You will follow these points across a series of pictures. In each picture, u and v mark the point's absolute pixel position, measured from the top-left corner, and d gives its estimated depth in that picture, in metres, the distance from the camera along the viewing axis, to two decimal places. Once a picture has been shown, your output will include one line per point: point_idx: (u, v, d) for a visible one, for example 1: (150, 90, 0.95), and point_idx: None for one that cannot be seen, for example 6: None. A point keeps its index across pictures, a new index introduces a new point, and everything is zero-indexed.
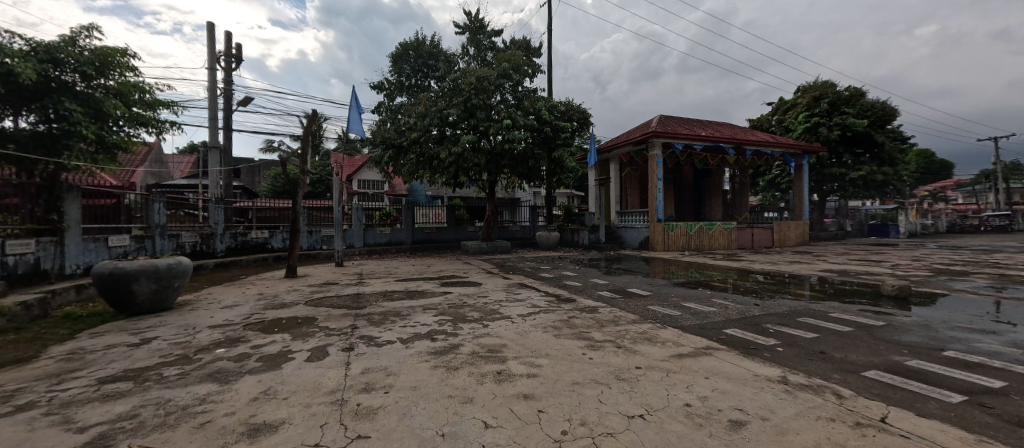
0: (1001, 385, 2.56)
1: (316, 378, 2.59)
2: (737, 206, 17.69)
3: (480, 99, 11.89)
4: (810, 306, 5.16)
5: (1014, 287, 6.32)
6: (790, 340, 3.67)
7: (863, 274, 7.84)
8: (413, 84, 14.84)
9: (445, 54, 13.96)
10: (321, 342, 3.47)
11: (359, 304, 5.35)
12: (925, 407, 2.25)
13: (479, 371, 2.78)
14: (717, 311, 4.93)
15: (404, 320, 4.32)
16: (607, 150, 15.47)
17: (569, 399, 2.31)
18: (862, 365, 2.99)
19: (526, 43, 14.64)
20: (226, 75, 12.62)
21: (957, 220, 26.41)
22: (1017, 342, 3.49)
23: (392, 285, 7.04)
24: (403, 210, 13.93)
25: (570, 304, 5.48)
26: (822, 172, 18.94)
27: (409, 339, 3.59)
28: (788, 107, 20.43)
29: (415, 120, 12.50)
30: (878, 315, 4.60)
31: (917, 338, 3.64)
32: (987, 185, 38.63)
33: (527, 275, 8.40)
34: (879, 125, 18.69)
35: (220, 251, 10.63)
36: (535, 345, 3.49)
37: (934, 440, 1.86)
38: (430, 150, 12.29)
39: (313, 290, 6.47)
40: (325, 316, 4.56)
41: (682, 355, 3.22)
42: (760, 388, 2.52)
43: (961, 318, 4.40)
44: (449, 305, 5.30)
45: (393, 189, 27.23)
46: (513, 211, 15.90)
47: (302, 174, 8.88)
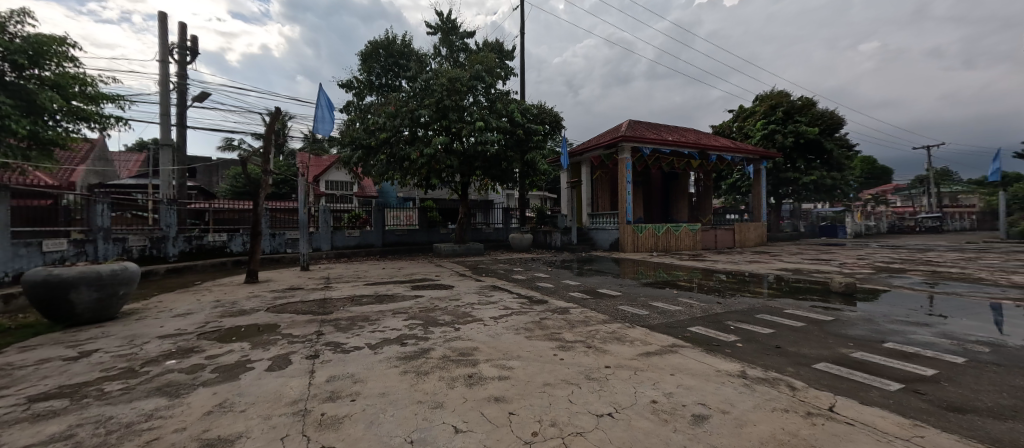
0: (933, 373, 2.80)
1: (278, 388, 2.47)
2: (701, 209, 18.44)
3: (453, 100, 11.80)
4: (767, 303, 5.45)
5: (944, 282, 6.94)
6: (749, 336, 3.86)
7: (815, 272, 8.37)
8: (383, 84, 14.54)
9: (416, 53, 13.75)
10: (283, 350, 3.32)
11: (325, 309, 5.16)
12: (868, 396, 2.43)
13: (450, 375, 2.75)
14: (683, 309, 5.11)
15: (373, 325, 4.21)
16: (579, 153, 15.70)
17: (540, 400, 2.33)
18: (814, 358, 3.18)
19: (499, 45, 14.65)
20: (181, 69, 11.89)
21: (896, 221, 28.67)
22: (947, 333, 3.83)
23: (361, 289, 6.85)
24: (373, 212, 13.59)
25: (542, 305, 5.52)
26: (779, 177, 20.07)
27: (378, 345, 3.50)
28: (747, 115, 21.55)
29: (385, 120, 12.23)
30: (827, 311, 4.91)
31: (861, 331, 3.92)
32: (921, 189, 42.22)
33: (500, 277, 8.38)
34: (828, 133, 20.06)
35: (173, 256, 9.97)
36: (506, 347, 3.49)
37: (876, 425, 2.00)
38: (401, 151, 12.08)
39: (276, 296, 6.18)
40: (288, 323, 4.37)
41: (649, 353, 3.31)
42: (720, 383, 2.64)
43: (899, 312, 4.79)
44: (420, 308, 5.21)
45: (363, 190, 26.54)
46: (486, 213, 15.89)
47: (265, 174, 8.47)
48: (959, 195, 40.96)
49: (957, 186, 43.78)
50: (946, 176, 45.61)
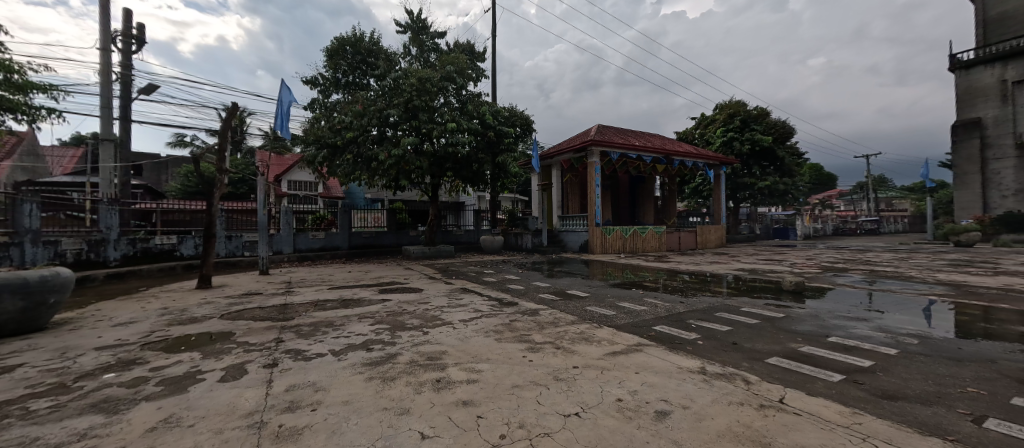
0: (870, 364, 3.05)
1: (231, 400, 2.33)
2: (666, 212, 19.16)
3: (423, 101, 11.62)
4: (727, 302, 5.72)
5: (881, 281, 7.56)
6: (708, 334, 4.04)
7: (768, 272, 8.90)
8: (350, 82, 14.11)
9: (385, 52, 13.42)
10: (237, 360, 3.13)
11: (286, 315, 4.92)
12: (814, 387, 2.60)
13: (418, 380, 2.69)
14: (648, 309, 5.28)
15: (337, 331, 4.06)
16: (550, 156, 15.86)
17: (508, 403, 2.33)
18: (766, 353, 3.37)
19: (470, 47, 14.59)
20: (124, 59, 11.03)
21: (840, 224, 30.97)
22: (883, 327, 4.17)
23: (325, 294, 6.59)
24: (339, 214, 13.16)
25: (512, 307, 5.53)
26: (737, 182, 21.19)
27: (342, 351, 3.38)
28: (708, 122, 22.64)
29: (352, 119, 11.89)
30: (779, 308, 5.22)
31: (808, 327, 4.21)
32: (861, 194, 45.92)
33: (470, 280, 8.32)
34: (781, 141, 21.38)
35: (114, 260, 9.23)
36: (476, 350, 3.46)
37: (821, 415, 2.14)
38: (369, 151, 11.80)
39: (231, 302, 5.83)
40: (245, 330, 4.14)
41: (615, 352, 3.39)
42: (682, 379, 2.74)
43: (842, 308, 5.17)
44: (387, 312, 5.08)
45: (329, 191, 25.54)
46: (457, 215, 15.76)
47: (220, 173, 8.00)
48: (893, 201, 44.74)
49: (891, 192, 47.87)
50: (882, 183, 49.82)
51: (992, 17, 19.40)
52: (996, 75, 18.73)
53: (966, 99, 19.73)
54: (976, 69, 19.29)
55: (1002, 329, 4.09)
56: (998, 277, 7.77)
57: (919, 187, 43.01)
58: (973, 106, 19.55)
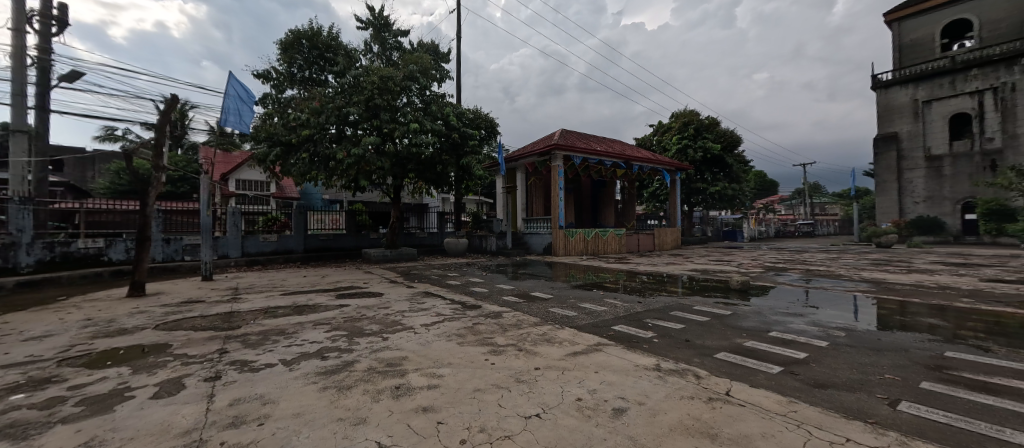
0: (804, 355, 3.32)
1: (167, 417, 2.15)
2: (626, 215, 19.89)
3: (385, 100, 11.33)
4: (681, 301, 6.00)
5: (816, 279, 8.26)
6: (664, 332, 4.22)
7: (718, 272, 9.49)
8: (307, 77, 13.38)
9: (345, 47, 12.89)
10: (174, 374, 2.88)
11: (231, 324, 4.60)
12: (757, 379, 2.79)
13: (376, 387, 2.61)
14: (608, 310, 5.44)
15: (289, 339, 3.85)
16: (514, 159, 15.92)
17: (469, 407, 2.31)
18: (715, 348, 3.58)
19: (435, 47, 14.35)
20: (42, 42, 9.88)
21: (781, 227, 33.55)
22: (816, 321, 4.56)
23: (276, 300, 6.21)
24: (293, 215, 12.51)
25: (475, 310, 5.50)
26: (691, 186, 22.37)
27: (294, 360, 3.21)
28: (665, 130, 23.82)
29: (308, 116, 11.34)
30: (727, 306, 5.57)
31: (752, 323, 4.52)
32: (800, 199, 50.19)
33: (433, 283, 8.17)
34: (729, 150, 22.77)
35: (27, 266, 8.26)
36: (437, 354, 3.41)
37: (762, 405, 2.30)
38: (327, 150, 11.35)
39: (169, 311, 5.36)
40: (184, 341, 3.83)
41: (576, 353, 3.47)
42: (639, 376, 2.84)
43: (781, 305, 5.59)
44: (344, 318, 4.88)
45: (282, 191, 24.15)
46: (420, 217, 15.47)
47: (156, 171, 7.36)
48: (826, 205, 49.18)
49: (824, 198, 52.47)
50: (816, 190, 54.39)
51: (907, 43, 21.83)
52: (910, 95, 21.09)
53: (885, 115, 22.06)
54: (894, 89, 21.61)
55: (914, 321, 4.60)
56: (911, 274, 8.71)
57: (848, 195, 47.50)
58: (890, 122, 21.89)
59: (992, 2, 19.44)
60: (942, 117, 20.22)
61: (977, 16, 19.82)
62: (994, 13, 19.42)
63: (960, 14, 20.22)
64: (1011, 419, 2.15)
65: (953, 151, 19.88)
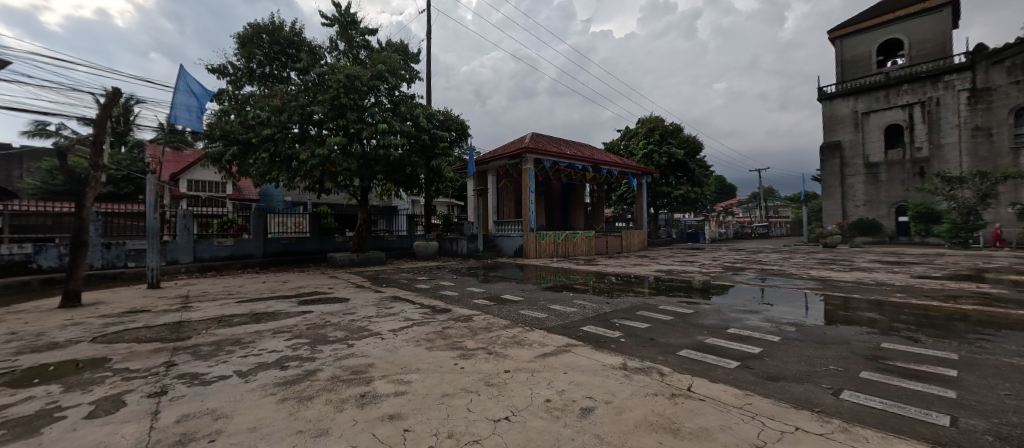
0: (758, 350, 3.51)
1: (102, 439, 1.97)
2: (595, 217, 20.31)
3: (351, 99, 11.02)
4: (647, 301, 6.19)
5: (770, 277, 8.78)
6: (630, 331, 4.33)
7: (681, 272, 9.89)
8: (268, 73, 12.76)
9: (308, 44, 12.41)
10: (113, 391, 2.66)
11: (181, 334, 4.29)
12: (716, 374, 2.93)
13: (340, 397, 2.52)
14: (577, 311, 5.53)
15: (246, 349, 3.65)
16: (485, 162, 15.89)
17: (437, 413, 2.27)
18: (679, 346, 3.71)
19: (404, 47, 14.10)
20: None
21: (739, 229, 35.42)
22: (770, 318, 4.83)
23: (232, 308, 5.86)
24: (251, 218, 11.86)
25: (445, 314, 5.42)
26: (656, 190, 23.20)
27: (250, 371, 3.04)
28: (632, 135, 24.61)
29: (268, 114, 10.82)
30: (690, 305, 5.81)
31: (712, 321, 4.73)
32: (755, 203, 53.39)
33: (402, 287, 8.01)
34: (691, 155, 23.81)
35: None
36: (405, 360, 3.33)
37: (720, 399, 2.41)
38: (289, 150, 10.88)
39: (108, 322, 4.94)
40: (127, 354, 3.54)
41: (546, 354, 3.49)
42: (606, 376, 2.90)
43: (740, 303, 5.89)
44: (306, 326, 4.67)
45: (240, 192, 22.90)
46: (389, 220, 15.10)
47: (95, 170, 6.78)
48: (778, 208, 52.49)
49: (777, 202, 55.84)
50: (770, 194, 57.78)
51: (848, 58, 23.67)
52: (850, 106, 22.90)
53: (829, 125, 23.81)
54: (837, 100, 23.37)
55: (856, 315, 4.96)
56: (853, 272, 9.42)
57: (798, 199, 51.02)
58: (834, 131, 23.66)
59: (919, 24, 21.46)
60: (878, 127, 22.06)
61: (907, 36, 21.83)
62: (920, 34, 21.44)
63: (892, 34, 22.19)
64: (936, 403, 2.36)
65: (888, 159, 21.72)
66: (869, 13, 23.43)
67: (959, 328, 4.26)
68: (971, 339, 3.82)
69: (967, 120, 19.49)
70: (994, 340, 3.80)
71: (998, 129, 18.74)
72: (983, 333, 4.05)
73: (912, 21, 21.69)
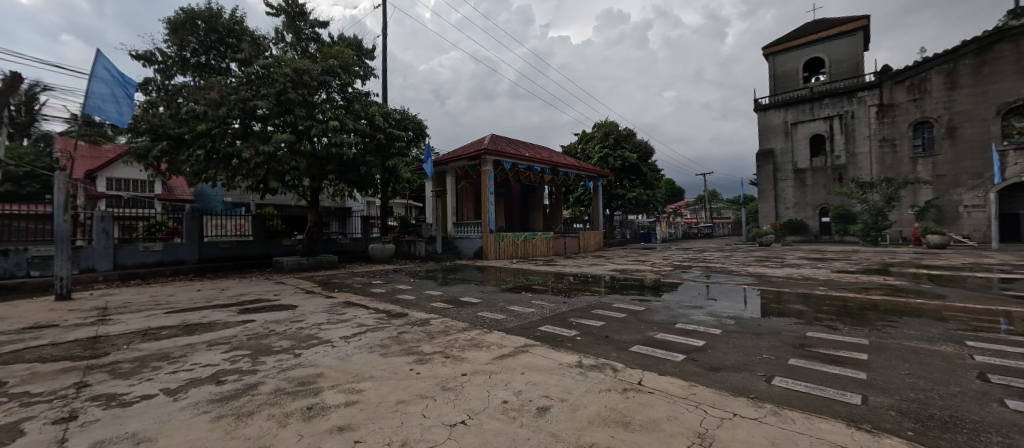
0: (701, 343, 3.74)
1: None
2: (553, 219, 20.69)
3: (299, 94, 10.45)
4: (602, 300, 6.41)
5: (714, 274, 9.41)
6: (586, 330, 4.46)
7: (635, 271, 10.34)
8: (205, 63, 11.73)
9: (251, 34, 11.55)
10: (8, 419, 2.31)
11: (96, 351, 3.82)
12: (664, 367, 3.08)
13: (284, 411, 2.36)
14: (535, 311, 5.60)
15: (177, 364, 3.34)
16: (443, 163, 15.66)
17: (391, 421, 2.20)
18: (631, 342, 3.87)
19: (358, 42, 13.55)
20: None
21: (687, 229, 37.69)
22: (713, 312, 5.18)
23: (159, 319, 5.31)
24: (184, 220, 10.81)
25: (401, 318, 5.27)
26: (611, 192, 24.09)
27: (181, 388, 2.78)
28: (588, 138, 25.38)
29: (204, 108, 9.92)
30: (642, 302, 6.09)
31: (662, 317, 4.98)
32: (701, 206, 57.20)
33: (356, 292, 7.68)
34: (643, 159, 24.94)
35: None
36: (357, 368, 3.19)
37: (668, 391, 2.54)
38: (228, 147, 10.10)
39: (3, 341, 4.29)
40: (25, 377, 3.09)
41: (503, 355, 3.50)
42: (563, 374, 2.96)
43: (686, 299, 6.27)
44: (247, 336, 4.34)
45: (170, 192, 20.81)
46: (342, 222, 14.44)
47: None
48: (721, 211, 56.59)
49: (719, 205, 60.03)
50: (712, 197, 61.99)
51: (780, 73, 25.92)
52: (781, 117, 25.12)
53: (764, 133, 25.92)
54: (770, 111, 25.53)
55: (786, 308, 5.45)
56: (783, 268, 10.35)
57: (738, 202, 55.24)
58: (768, 139, 25.80)
59: (837, 45, 23.93)
60: (805, 137, 24.36)
61: (829, 55, 24.25)
62: (839, 54, 23.90)
63: (815, 53, 24.58)
64: (850, 384, 2.64)
65: (813, 166, 24.03)
66: (797, 32, 25.78)
67: (869, 316, 4.82)
68: (880, 326, 4.34)
69: (876, 132, 22.03)
70: (896, 326, 4.34)
71: (900, 141, 21.39)
72: (887, 320, 4.61)
73: (832, 42, 24.14)
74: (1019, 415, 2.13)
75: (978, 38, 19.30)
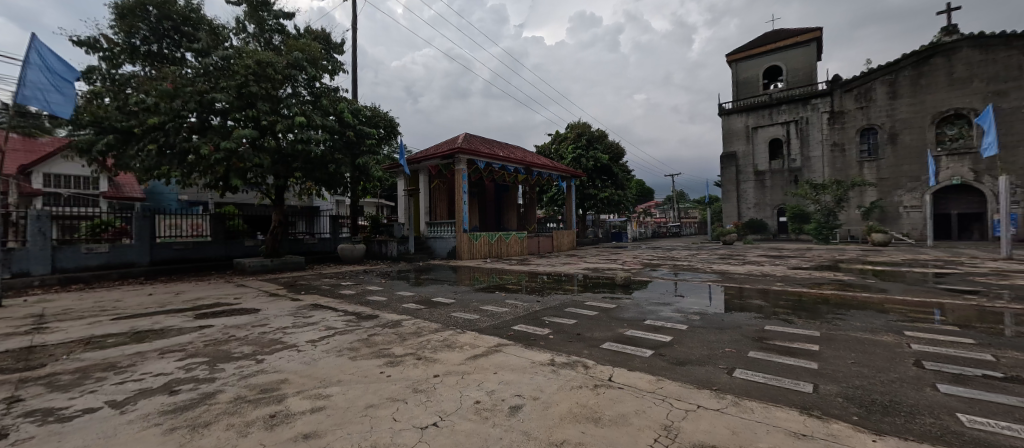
0: (669, 339, 3.86)
1: None
2: (527, 218, 20.79)
3: (262, 88, 9.99)
4: (574, 298, 6.50)
5: (682, 272, 9.74)
6: (558, 328, 4.51)
7: (607, 270, 10.56)
8: (157, 52, 10.97)
9: (209, 22, 10.91)
10: None
11: (29, 363, 3.49)
12: (634, 363, 3.17)
13: (244, 420, 2.25)
14: (509, 310, 5.61)
15: (125, 374, 3.12)
16: (416, 161, 15.40)
17: (360, 426, 2.14)
18: (602, 339, 3.95)
19: (326, 35, 13.08)
20: None
21: (656, 228, 38.88)
22: (680, 309, 5.38)
23: (104, 327, 4.93)
24: (134, 220, 10.12)
25: (371, 321, 5.14)
26: (584, 192, 24.48)
27: (129, 400, 2.59)
28: (561, 139, 25.68)
29: (155, 100, 9.29)
30: (613, 300, 6.23)
31: (632, 314, 5.12)
32: (669, 206, 59.24)
33: (324, 294, 7.43)
34: (615, 160, 25.48)
35: None
36: (324, 373, 3.08)
37: (637, 386, 2.61)
38: (183, 142, 9.54)
39: None
40: None
41: (476, 356, 3.48)
42: (535, 373, 2.98)
43: (655, 296, 6.47)
44: (205, 343, 4.10)
45: (118, 190, 19.37)
46: (309, 221, 13.93)
47: None
48: (688, 211, 58.77)
49: (686, 204, 62.25)
50: (680, 197, 64.23)
51: (742, 80, 27.16)
52: (743, 122, 26.35)
53: (727, 136, 27.08)
54: (733, 116, 26.73)
55: (748, 303, 5.73)
56: (745, 266, 10.86)
57: (703, 203, 57.58)
58: (731, 142, 26.98)
59: (794, 55, 25.33)
60: (764, 140, 25.67)
61: (786, 64, 25.61)
62: (796, 63, 25.31)
63: (775, 61, 25.92)
64: (803, 374, 2.81)
65: (771, 168, 25.35)
66: (758, 41, 27.07)
67: (821, 310, 5.14)
68: (830, 319, 4.64)
69: (828, 137, 23.50)
70: (845, 318, 4.65)
71: (849, 145, 22.93)
72: (837, 313, 4.94)
73: (789, 52, 25.53)
74: (949, 398, 2.33)
75: (916, 51, 20.97)
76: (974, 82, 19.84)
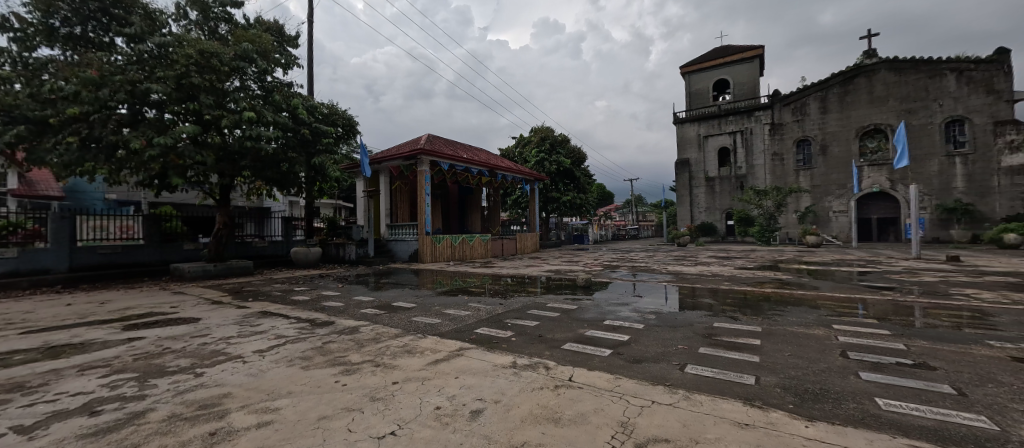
0: (626, 338, 3.98)
1: None
2: (491, 221, 20.74)
3: (206, 79, 9.28)
4: (537, 300, 6.56)
5: (640, 273, 10.12)
6: (521, 330, 4.53)
7: (569, 272, 10.77)
8: (80, 35, 9.87)
9: (143, 5, 10.00)
10: None
11: None
12: (593, 362, 3.25)
13: (179, 440, 2.07)
14: (471, 314, 5.57)
15: (33, 396, 2.75)
16: (376, 161, 14.94)
17: (312, 439, 2.03)
18: (563, 340, 4.01)
19: (279, 27, 12.39)
20: None
21: (615, 231, 40.21)
22: (638, 308, 5.59)
23: (9, 342, 4.34)
24: (50, 221, 9.02)
25: (326, 327, 4.91)
26: (547, 195, 24.83)
27: (38, 424, 2.30)
28: (525, 142, 25.92)
29: (77, 88, 8.36)
30: (574, 301, 6.36)
31: (593, 314, 5.25)
32: (627, 209, 61.49)
33: (274, 301, 7.01)
34: (577, 164, 26.08)
35: None
36: (272, 385, 2.90)
37: (596, 385, 2.67)
38: (111, 136, 8.67)
39: None
40: None
41: (437, 360, 3.42)
42: (496, 376, 2.97)
43: (614, 297, 6.67)
44: (134, 357, 3.72)
45: (31, 186, 17.31)
46: (259, 223, 13.14)
47: None
48: (646, 214, 61.34)
49: (644, 208, 64.96)
50: (638, 201, 66.89)
51: (694, 91, 28.76)
52: (695, 130, 27.89)
53: (681, 143, 28.54)
54: (686, 124, 28.25)
55: (699, 302, 6.05)
56: (697, 266, 11.48)
57: (659, 206, 60.26)
58: (684, 149, 28.48)
59: (740, 69, 27.18)
60: (714, 148, 27.31)
61: (733, 77, 27.41)
62: (741, 77, 27.16)
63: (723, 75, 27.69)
64: (747, 367, 3.00)
65: (720, 174, 27.00)
66: (709, 55, 28.82)
67: (763, 307, 5.54)
68: (771, 315, 5.02)
69: (769, 147, 25.40)
70: (784, 314, 5.05)
71: (787, 155, 24.89)
72: (777, 310, 5.34)
73: (735, 67, 27.37)
74: (869, 384, 2.59)
75: (843, 72, 23.20)
76: (890, 101, 22.24)
